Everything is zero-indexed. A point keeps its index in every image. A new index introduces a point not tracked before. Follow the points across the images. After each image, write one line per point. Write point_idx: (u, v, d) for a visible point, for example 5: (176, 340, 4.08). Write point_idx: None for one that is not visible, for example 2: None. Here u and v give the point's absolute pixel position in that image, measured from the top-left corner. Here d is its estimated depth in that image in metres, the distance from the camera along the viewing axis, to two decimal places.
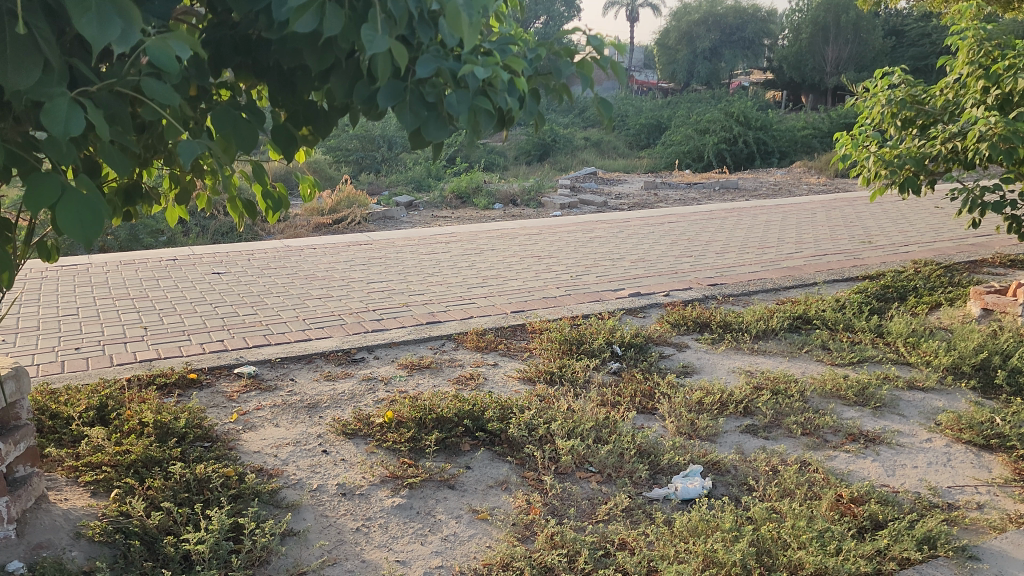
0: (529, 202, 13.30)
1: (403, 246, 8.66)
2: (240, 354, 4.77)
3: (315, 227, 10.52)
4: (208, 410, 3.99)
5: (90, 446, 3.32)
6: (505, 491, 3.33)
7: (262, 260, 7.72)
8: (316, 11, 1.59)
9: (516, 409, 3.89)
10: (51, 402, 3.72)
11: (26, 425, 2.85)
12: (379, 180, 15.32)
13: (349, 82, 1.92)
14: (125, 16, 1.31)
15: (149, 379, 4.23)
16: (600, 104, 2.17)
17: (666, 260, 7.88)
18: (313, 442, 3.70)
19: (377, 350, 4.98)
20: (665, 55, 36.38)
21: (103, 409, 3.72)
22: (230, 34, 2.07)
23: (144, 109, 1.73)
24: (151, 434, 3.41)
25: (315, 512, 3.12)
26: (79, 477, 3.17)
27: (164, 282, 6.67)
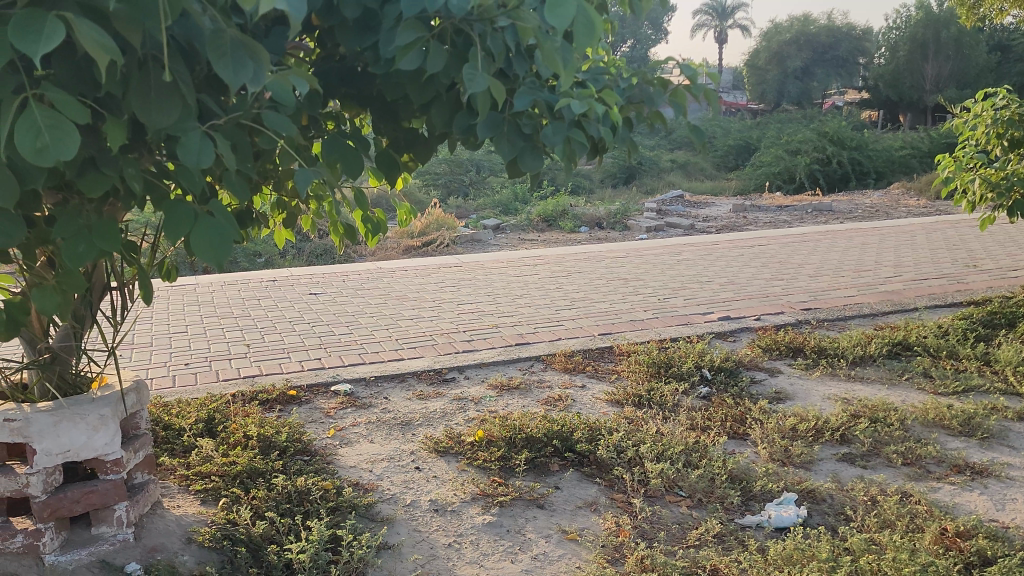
0: (615, 225, 13.28)
1: (491, 268, 8.79)
2: (336, 373, 4.94)
3: (405, 249, 10.80)
4: (307, 425, 4.15)
5: (200, 457, 3.51)
6: (595, 512, 3.34)
7: (356, 281, 7.97)
8: (420, 50, 1.68)
9: (605, 431, 3.90)
10: (164, 414, 3.95)
11: (145, 435, 2.98)
12: (467, 203, 15.57)
13: (448, 113, 2.00)
14: (255, 59, 1.39)
15: (252, 395, 4.42)
16: (692, 130, 2.21)
17: (756, 283, 7.76)
18: (406, 458, 3.80)
19: (467, 370, 5.08)
20: (754, 76, 35.82)
21: (211, 422, 3.92)
22: (337, 68, 2.17)
23: (261, 138, 1.86)
24: (254, 447, 3.58)
25: (409, 527, 3.20)
26: (190, 485, 3.35)
27: (265, 302, 6.97)
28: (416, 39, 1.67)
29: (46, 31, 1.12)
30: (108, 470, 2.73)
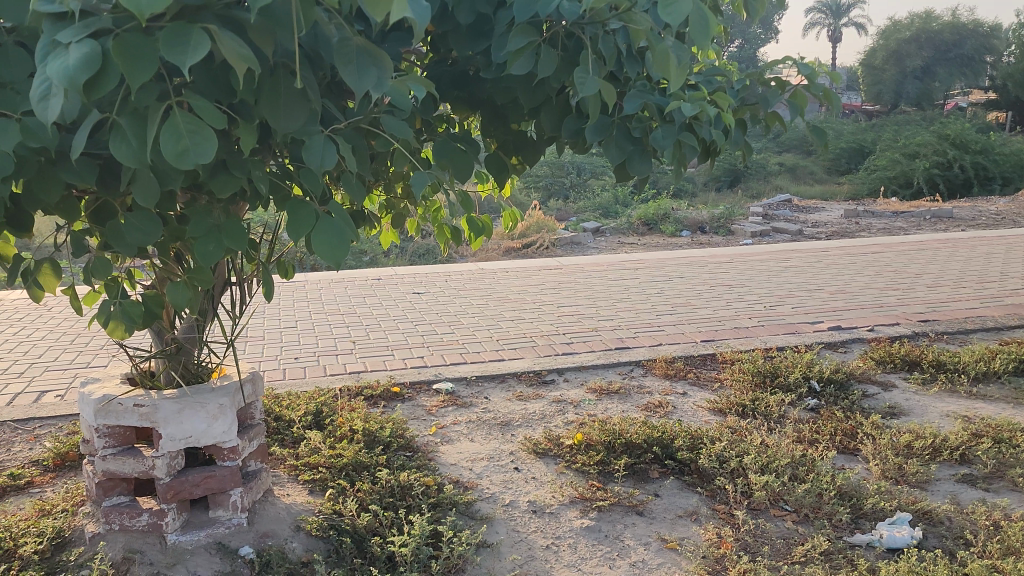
0: (719, 229, 13.02)
1: (591, 271, 8.76)
2: (439, 371, 5.03)
3: (505, 251, 10.89)
4: (410, 422, 4.24)
5: (308, 448, 3.65)
6: (695, 522, 3.28)
7: (458, 281, 8.09)
8: (531, 54, 1.68)
9: (707, 440, 3.82)
10: (276, 406, 4.12)
11: (259, 425, 3.10)
12: (567, 205, 15.57)
13: (557, 117, 2.01)
14: (379, 65, 1.43)
15: (357, 390, 4.55)
16: (811, 131, 2.14)
17: (869, 292, 7.44)
18: (505, 459, 3.84)
19: (566, 373, 5.07)
20: (869, 76, 34.39)
21: (319, 415, 4.06)
22: (449, 71, 2.17)
23: (379, 142, 1.92)
24: (360, 441, 3.68)
25: (507, 526, 3.23)
26: (299, 475, 3.48)
27: (370, 300, 7.17)
28: (527, 44, 1.67)
29: (191, 44, 1.20)
30: (225, 457, 2.86)
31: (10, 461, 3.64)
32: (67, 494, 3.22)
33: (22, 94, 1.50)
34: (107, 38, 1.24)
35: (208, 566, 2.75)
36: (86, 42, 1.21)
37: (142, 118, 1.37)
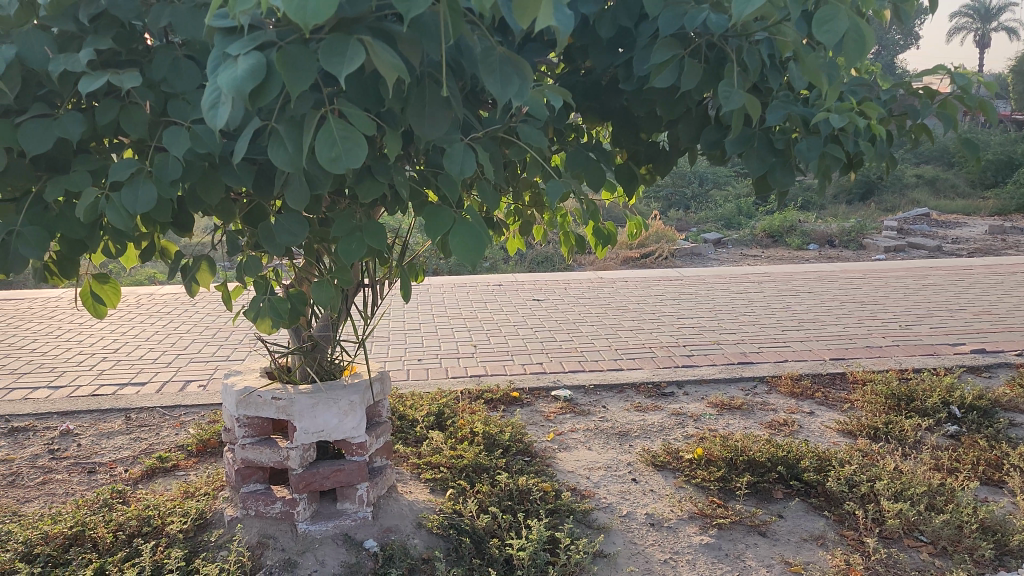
0: (849, 243, 12.47)
1: (713, 283, 8.57)
2: (557, 377, 5.05)
3: (624, 260, 10.83)
4: (528, 427, 4.28)
5: (430, 448, 3.74)
6: (821, 546, 3.15)
7: (577, 289, 8.10)
8: (675, 67, 1.68)
9: (836, 462, 3.65)
10: (400, 405, 4.25)
11: (385, 423, 3.20)
12: (688, 215, 15.31)
13: (695, 128, 2.01)
14: (521, 74, 1.47)
15: (478, 393, 4.63)
16: (962, 143, 2.03)
17: (1019, 314, 6.94)
18: (623, 469, 3.81)
19: (686, 386, 4.98)
20: (1021, 83, 32.13)
21: (440, 416, 4.16)
22: (583, 82, 2.17)
23: (513, 149, 1.95)
24: (479, 443, 3.74)
25: (624, 537, 3.20)
26: (421, 473, 3.58)
27: (490, 305, 7.28)
28: (671, 57, 1.67)
29: (348, 54, 1.27)
30: (353, 452, 2.97)
31: (158, 444, 3.91)
32: (208, 479, 3.43)
33: (192, 103, 1.62)
34: (272, 50, 1.33)
35: (335, 557, 2.87)
36: (254, 54, 1.30)
37: (299, 126, 1.46)
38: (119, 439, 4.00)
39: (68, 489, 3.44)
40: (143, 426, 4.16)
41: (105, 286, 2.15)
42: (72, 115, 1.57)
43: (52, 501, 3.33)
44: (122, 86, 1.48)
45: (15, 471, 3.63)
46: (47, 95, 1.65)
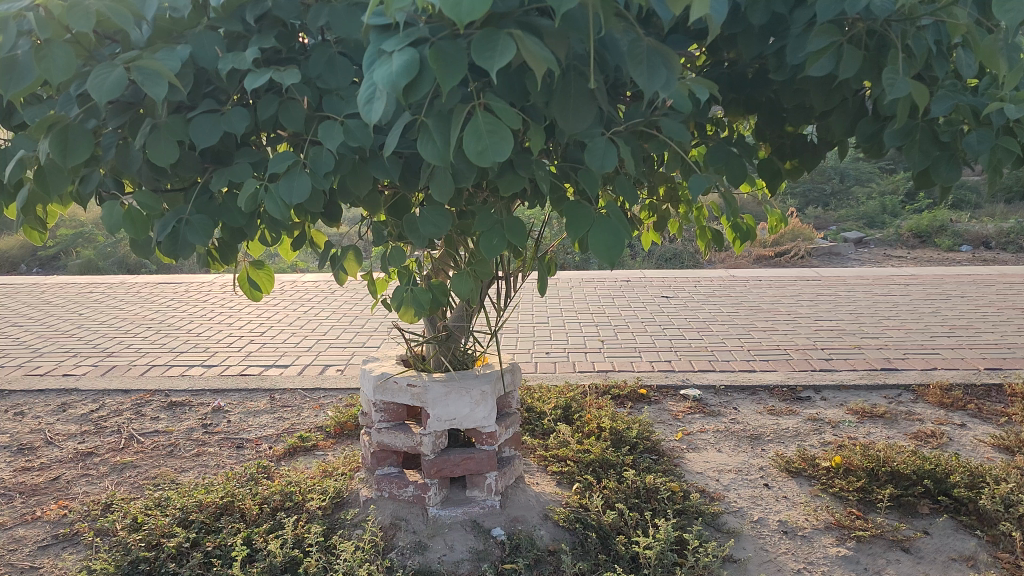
0: (1008, 245, 11.56)
1: (854, 285, 8.16)
2: (687, 376, 4.96)
3: (757, 258, 10.50)
4: (656, 425, 4.22)
5: (557, 440, 3.76)
6: (972, 568, 2.95)
7: (708, 287, 7.92)
8: (832, 55, 1.60)
9: (990, 479, 3.40)
10: (528, 397, 4.30)
11: (514, 414, 3.23)
12: (827, 213, 14.65)
13: (849, 120, 1.94)
14: (669, 67, 1.47)
15: (606, 388, 4.61)
16: None
17: None
18: (755, 474, 3.70)
19: (824, 391, 4.77)
20: None
21: (568, 409, 4.18)
22: (727, 74, 2.12)
23: (654, 144, 1.94)
24: (607, 439, 3.73)
25: (755, 544, 3.11)
26: (548, 466, 3.61)
27: (619, 300, 7.23)
28: (829, 44, 1.60)
29: (500, 50, 1.31)
30: (484, 441, 3.03)
31: (300, 424, 4.12)
32: (346, 459, 3.58)
33: (345, 98, 1.69)
34: (425, 46, 1.38)
35: (464, 542, 2.93)
36: (408, 50, 1.35)
37: (446, 121, 1.51)
38: (265, 417, 4.24)
39: (219, 461, 3.68)
40: (287, 406, 4.39)
41: (260, 272, 2.28)
42: (237, 110, 1.67)
43: (206, 472, 3.57)
44: (284, 83, 1.57)
45: (173, 442, 3.91)
46: (213, 92, 1.76)
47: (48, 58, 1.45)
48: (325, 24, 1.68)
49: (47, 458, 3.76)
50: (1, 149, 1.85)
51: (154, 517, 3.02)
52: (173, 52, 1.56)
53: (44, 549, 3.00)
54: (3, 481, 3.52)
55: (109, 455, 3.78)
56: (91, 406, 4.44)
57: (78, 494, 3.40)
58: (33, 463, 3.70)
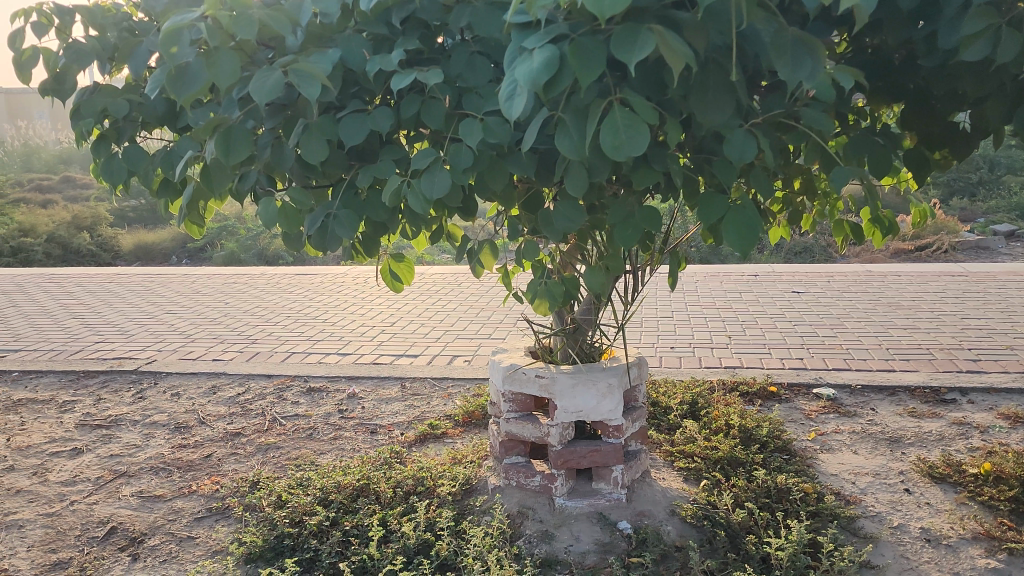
0: None
1: (1006, 282, 7.61)
2: (820, 374, 4.78)
3: (895, 252, 9.99)
4: (787, 424, 4.10)
5: (684, 436, 3.73)
6: None
7: (842, 282, 7.60)
8: (992, 36, 1.52)
9: None
10: (654, 392, 4.27)
11: (641, 408, 3.21)
12: (974, 204, 13.72)
13: (1008, 106, 1.85)
14: (814, 55, 1.44)
15: (733, 385, 4.52)
16: None
17: None
18: (894, 478, 3.53)
19: (971, 394, 4.50)
20: None
21: (694, 405, 4.13)
22: (872, 60, 2.04)
23: (793, 135, 1.90)
24: (735, 436, 3.65)
25: (894, 551, 2.97)
26: (674, 461, 3.57)
27: (747, 295, 7.05)
28: (988, 25, 1.51)
29: (639, 42, 1.32)
30: (611, 434, 3.03)
31: (430, 412, 4.25)
32: (475, 448, 3.67)
33: (484, 95, 1.75)
34: (565, 42, 1.40)
35: (590, 534, 2.95)
36: (548, 46, 1.38)
37: (584, 116, 1.54)
38: (397, 404, 4.40)
39: (355, 445, 3.85)
40: (417, 394, 4.54)
41: (401, 264, 2.39)
42: (382, 110, 1.75)
43: (342, 455, 3.74)
44: (427, 83, 1.63)
45: (312, 426, 4.12)
46: (359, 92, 1.85)
47: (217, 64, 1.57)
48: (466, 23, 1.74)
49: (201, 436, 4.04)
50: (170, 151, 2.01)
51: (297, 495, 3.20)
52: (325, 55, 1.65)
53: (199, 521, 3.24)
54: (163, 457, 3.82)
55: (255, 436, 4.02)
56: (238, 389, 4.74)
57: (228, 471, 3.65)
58: (189, 441, 3.99)
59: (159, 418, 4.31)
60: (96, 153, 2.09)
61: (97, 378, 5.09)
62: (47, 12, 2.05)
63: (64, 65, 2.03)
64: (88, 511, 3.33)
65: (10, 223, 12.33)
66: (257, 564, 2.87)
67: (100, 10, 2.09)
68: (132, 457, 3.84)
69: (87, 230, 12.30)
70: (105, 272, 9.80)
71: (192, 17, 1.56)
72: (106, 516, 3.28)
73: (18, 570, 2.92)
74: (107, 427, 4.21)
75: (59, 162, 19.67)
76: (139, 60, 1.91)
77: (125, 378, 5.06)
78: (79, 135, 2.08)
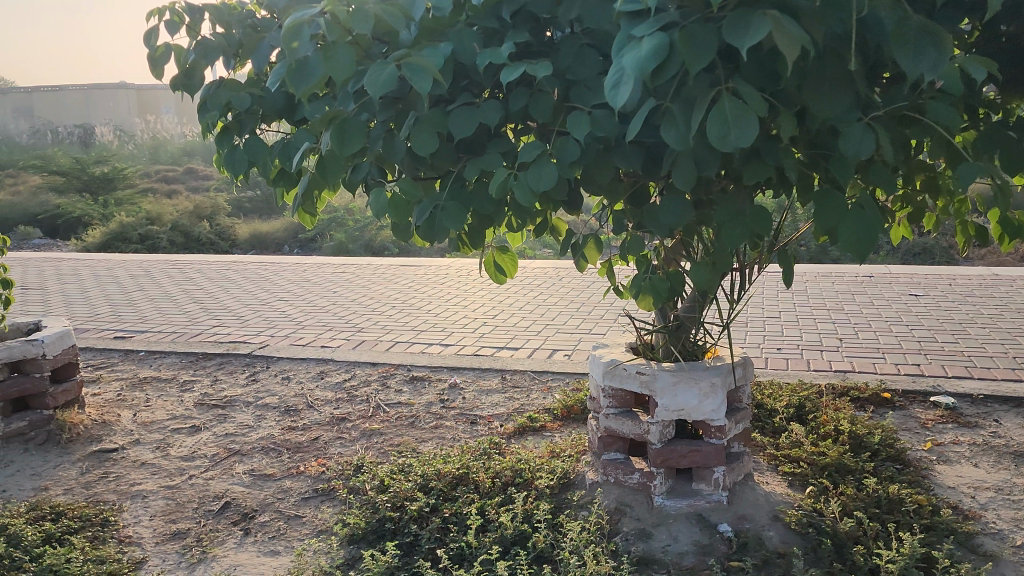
0: None
1: None
2: (938, 382, 4.54)
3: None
4: (900, 432, 3.92)
5: (790, 440, 3.61)
6: None
7: (965, 286, 7.17)
8: None
9: None
10: (759, 394, 4.16)
11: (745, 409, 3.13)
12: None
13: None
14: (939, 45, 1.37)
15: (843, 389, 4.35)
16: None
17: None
18: (1019, 494, 3.31)
19: None
20: None
21: (801, 408, 4.00)
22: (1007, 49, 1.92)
23: (916, 129, 1.81)
24: (845, 443, 3.52)
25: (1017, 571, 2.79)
26: (779, 465, 3.47)
27: (860, 297, 6.76)
28: None
29: (751, 29, 1.29)
30: (712, 434, 2.97)
31: (529, 405, 4.27)
32: (573, 442, 3.67)
33: (592, 88, 1.74)
34: (674, 31, 1.39)
35: (689, 534, 2.90)
36: (657, 35, 1.37)
37: (692, 106, 1.51)
38: (497, 396, 4.44)
39: (455, 434, 3.91)
40: (516, 387, 4.57)
41: (505, 257, 2.41)
42: (491, 102, 1.78)
43: (443, 444, 3.81)
44: (536, 75, 1.63)
45: (414, 414, 4.21)
46: (469, 86, 1.88)
47: (334, 57, 1.62)
48: (576, 16, 1.74)
49: (309, 420, 4.20)
50: (288, 142, 2.09)
51: (398, 480, 3.28)
52: (436, 48, 1.67)
53: (305, 501, 3.36)
54: (273, 437, 3.99)
55: (359, 422, 4.14)
56: (345, 375, 4.90)
57: (334, 454, 3.77)
58: (297, 424, 4.15)
59: (270, 401, 4.49)
60: (219, 145, 2.20)
61: (215, 360, 5.35)
62: (179, 10, 2.17)
63: (192, 60, 2.14)
64: (205, 486, 3.51)
65: (139, 212, 13.12)
66: (360, 545, 2.96)
67: (227, 8, 2.19)
68: (245, 437, 4.02)
69: (207, 220, 12.94)
70: (223, 260, 10.29)
71: (312, 12, 1.61)
72: (221, 492, 3.45)
73: (142, 537, 3.11)
74: (223, 407, 4.43)
75: (183, 154, 20.75)
76: (263, 55, 2.00)
77: (240, 360, 5.31)
78: (205, 128, 2.19)
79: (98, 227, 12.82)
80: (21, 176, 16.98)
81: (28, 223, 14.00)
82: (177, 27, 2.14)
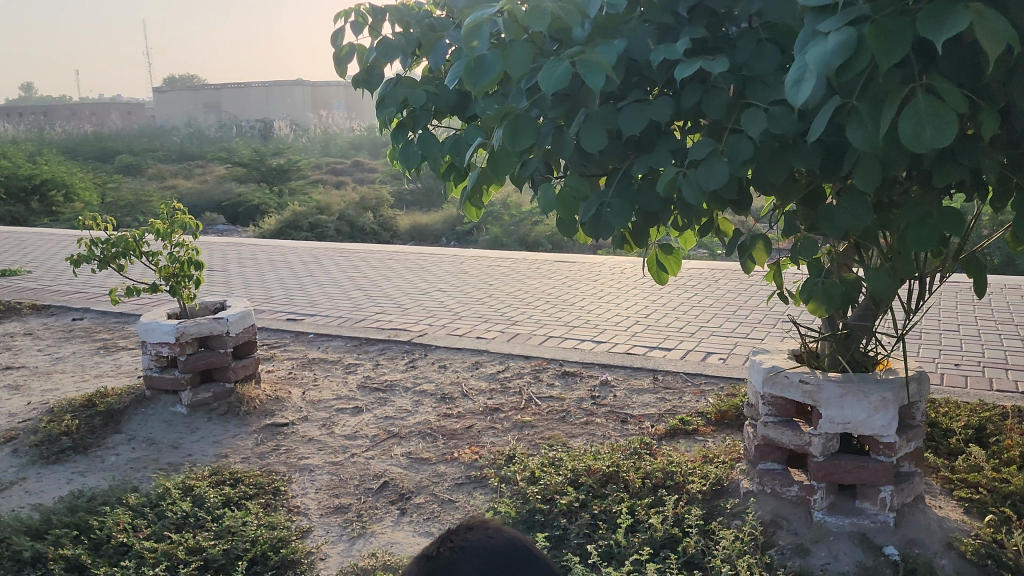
0: None
1: None
2: None
3: None
4: None
5: (968, 464, 3.35)
6: None
7: None
8: None
9: None
10: (934, 412, 3.89)
11: (919, 427, 2.92)
12: None
13: None
14: None
15: None
16: None
17: None
18: None
19: None
20: None
21: (981, 431, 3.70)
22: None
23: None
24: None
25: None
26: (954, 489, 3.22)
27: None
28: None
29: (953, 19, 1.22)
30: (879, 451, 2.82)
31: (682, 407, 4.20)
32: (727, 448, 3.57)
33: (770, 85, 1.69)
34: (865, 24, 1.32)
35: (851, 555, 2.76)
36: (846, 29, 1.31)
37: (880, 103, 1.43)
38: (648, 396, 4.39)
39: (605, 432, 3.90)
40: (669, 388, 4.50)
41: (668, 257, 2.40)
42: (662, 99, 1.75)
43: (593, 440, 3.81)
44: (711, 72, 1.60)
45: (565, 409, 4.24)
46: (640, 82, 1.86)
47: (510, 56, 1.66)
48: (757, 10, 1.70)
49: (463, 408, 4.32)
50: (457, 137, 2.16)
51: (549, 473, 3.31)
52: (611, 45, 1.67)
53: (458, 486, 3.46)
54: (429, 423, 4.13)
55: (511, 413, 4.21)
56: (498, 367, 5.00)
57: (486, 443, 3.86)
58: (452, 411, 4.28)
59: (427, 387, 4.66)
60: (395, 140, 2.29)
61: (376, 345, 5.61)
62: (363, 12, 2.29)
63: (375, 58, 2.26)
64: (366, 464, 3.69)
65: (310, 203, 13.93)
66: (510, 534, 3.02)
67: (407, 8, 2.29)
68: (403, 420, 4.19)
69: (371, 211, 13.56)
70: (385, 250, 10.75)
71: (491, 12, 1.67)
72: (380, 471, 3.61)
73: (308, 508, 3.31)
74: (383, 391, 4.64)
75: (350, 148, 21.82)
76: (439, 51, 2.08)
77: (400, 347, 5.54)
78: (382, 122, 2.30)
79: (273, 215, 13.71)
80: (210, 167, 18.44)
81: (214, 209, 15.17)
82: (361, 27, 2.27)
